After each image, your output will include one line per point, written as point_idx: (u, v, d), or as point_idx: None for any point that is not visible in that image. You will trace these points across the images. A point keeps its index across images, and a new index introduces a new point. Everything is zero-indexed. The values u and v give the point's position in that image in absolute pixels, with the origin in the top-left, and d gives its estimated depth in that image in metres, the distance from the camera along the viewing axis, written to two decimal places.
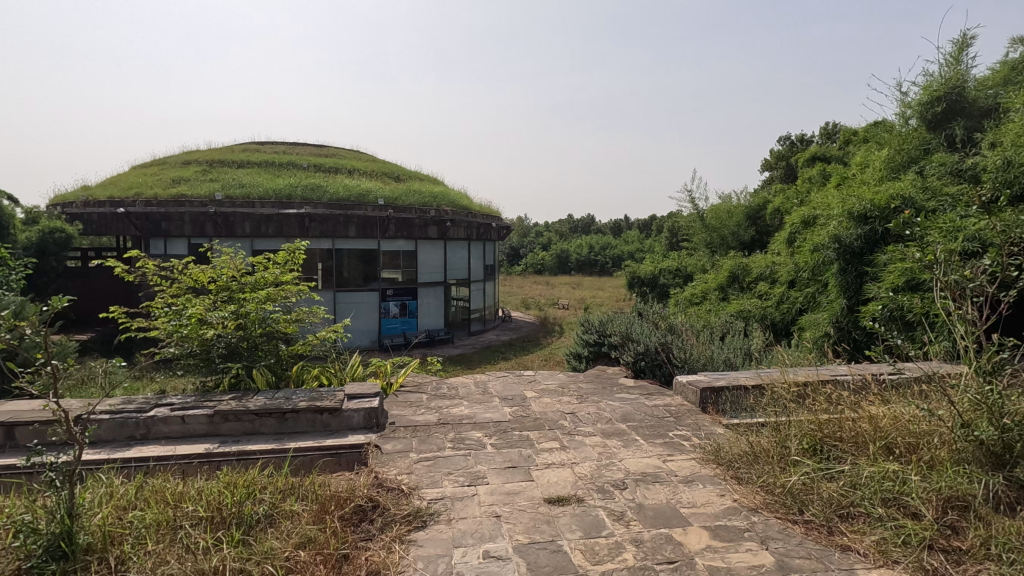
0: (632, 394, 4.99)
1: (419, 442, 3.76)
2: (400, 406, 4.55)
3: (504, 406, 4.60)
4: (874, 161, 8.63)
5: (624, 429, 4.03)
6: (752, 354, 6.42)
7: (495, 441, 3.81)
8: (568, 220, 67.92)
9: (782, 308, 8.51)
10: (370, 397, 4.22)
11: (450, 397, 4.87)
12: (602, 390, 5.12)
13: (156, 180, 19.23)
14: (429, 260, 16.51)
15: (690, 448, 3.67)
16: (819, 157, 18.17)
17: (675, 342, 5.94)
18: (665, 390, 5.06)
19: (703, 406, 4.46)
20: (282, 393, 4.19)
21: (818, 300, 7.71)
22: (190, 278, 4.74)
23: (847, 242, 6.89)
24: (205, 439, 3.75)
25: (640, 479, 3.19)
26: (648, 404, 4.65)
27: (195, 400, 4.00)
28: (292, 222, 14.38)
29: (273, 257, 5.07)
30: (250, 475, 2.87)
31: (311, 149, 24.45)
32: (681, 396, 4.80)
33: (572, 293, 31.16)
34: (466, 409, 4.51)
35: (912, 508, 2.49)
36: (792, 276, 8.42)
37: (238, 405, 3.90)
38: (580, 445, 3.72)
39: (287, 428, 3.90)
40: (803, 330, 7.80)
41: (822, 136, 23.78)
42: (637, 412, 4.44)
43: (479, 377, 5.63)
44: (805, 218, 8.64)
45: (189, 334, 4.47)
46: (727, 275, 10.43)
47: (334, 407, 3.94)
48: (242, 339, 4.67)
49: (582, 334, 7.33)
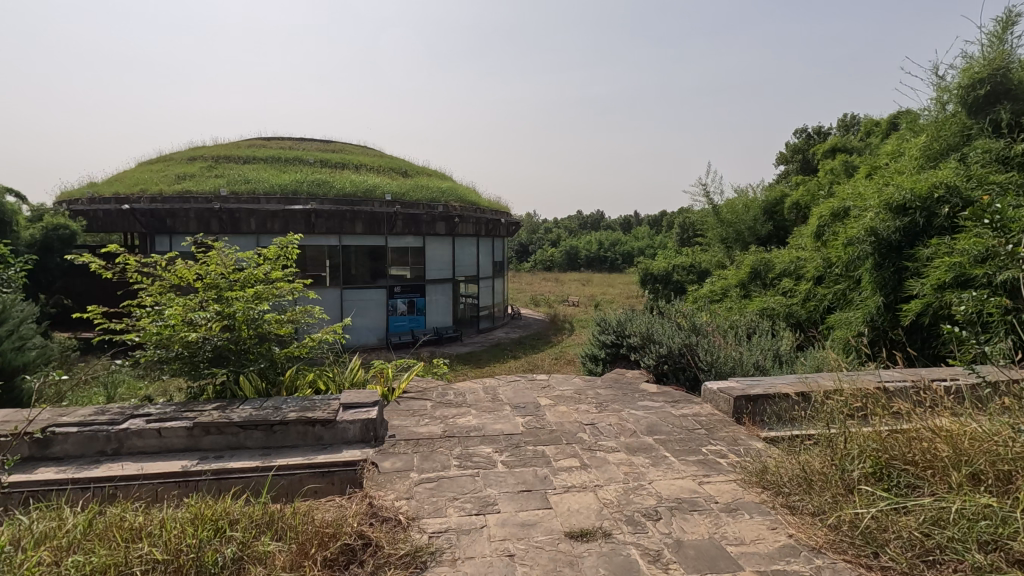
0: (656, 402, 4.54)
1: (421, 459, 3.35)
2: (402, 416, 4.14)
3: (516, 415, 4.18)
4: (908, 151, 8.10)
5: (652, 444, 3.59)
6: (784, 357, 5.94)
7: (506, 457, 3.39)
8: (577, 216, 67.31)
9: (809, 305, 8.03)
10: (368, 406, 3.80)
11: (457, 404, 4.46)
12: (623, 397, 4.68)
13: (162, 176, 18.98)
14: (437, 256, 16.12)
15: (730, 467, 3.22)
16: (838, 149, 17.58)
17: (702, 344, 5.48)
18: (693, 397, 4.62)
19: (738, 418, 4.01)
20: (271, 402, 3.79)
21: (850, 297, 7.21)
22: (174, 275, 4.36)
23: (884, 235, 6.41)
24: (184, 455, 3.36)
25: (675, 507, 2.75)
26: (675, 414, 4.21)
27: (174, 410, 3.62)
28: (298, 219, 13.97)
29: (264, 252, 4.67)
30: (223, 504, 2.48)
31: (318, 144, 24.14)
32: (712, 405, 4.36)
33: (582, 289, 30.66)
34: (474, 419, 4.10)
35: (1017, 555, 1.99)
36: (822, 272, 7.93)
37: (221, 416, 3.50)
38: (603, 463, 3.29)
39: (275, 442, 3.51)
40: (833, 329, 7.32)
41: (841, 128, 23.14)
42: (665, 423, 4.00)
43: (488, 381, 5.22)
44: (835, 210, 8.10)
45: (171, 336, 4.08)
46: (748, 272, 9.91)
47: (327, 418, 3.54)
48: (230, 341, 4.29)
49: (598, 334, 6.88)
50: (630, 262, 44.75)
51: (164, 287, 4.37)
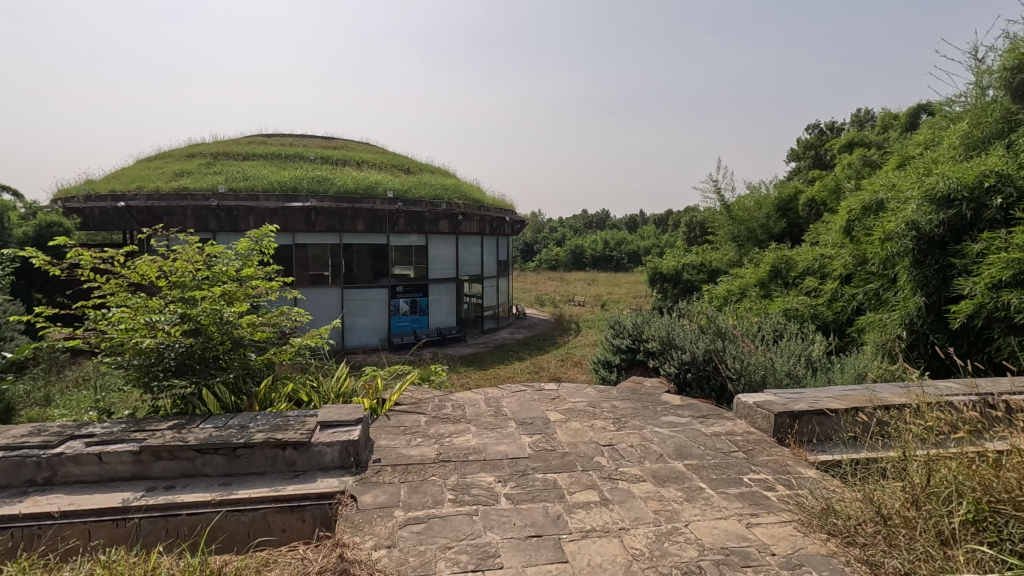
0: (681, 417, 3.98)
1: (408, 491, 2.80)
2: (391, 435, 3.60)
3: (522, 433, 3.63)
4: (944, 140, 7.45)
5: (684, 473, 3.03)
6: (818, 361, 5.38)
7: (511, 489, 2.83)
8: (583, 215, 66.75)
9: (836, 306, 7.47)
10: (350, 425, 3.26)
11: (455, 420, 3.91)
12: (644, 411, 4.12)
13: (159, 173, 18.53)
14: (441, 255, 15.61)
15: (782, 504, 2.66)
16: (855, 143, 16.81)
17: (729, 349, 4.91)
18: (724, 411, 4.05)
19: (779, 437, 3.46)
20: (236, 421, 3.26)
21: (884, 297, 6.64)
22: (133, 273, 3.85)
23: (926, 230, 5.82)
24: (129, 486, 2.84)
25: (723, 561, 2.19)
26: (706, 433, 3.65)
27: (122, 430, 3.09)
28: (298, 217, 13.33)
29: (236, 248, 4.14)
30: (147, 567, 1.95)
31: (320, 141, 23.66)
32: (747, 421, 3.80)
33: (588, 289, 30.02)
34: (474, 438, 3.55)
35: None
36: (851, 270, 7.35)
37: (175, 438, 2.96)
38: (627, 498, 2.74)
39: (238, 469, 2.98)
40: (865, 331, 6.74)
41: (854, 123, 22.45)
42: (696, 444, 3.44)
43: (491, 392, 4.68)
44: (866, 203, 7.30)
45: (129, 342, 3.56)
46: (768, 271, 9.32)
47: (300, 441, 3.01)
48: (194, 348, 3.75)
49: (612, 338, 6.32)
50: (636, 262, 44.12)
51: (123, 287, 3.85)
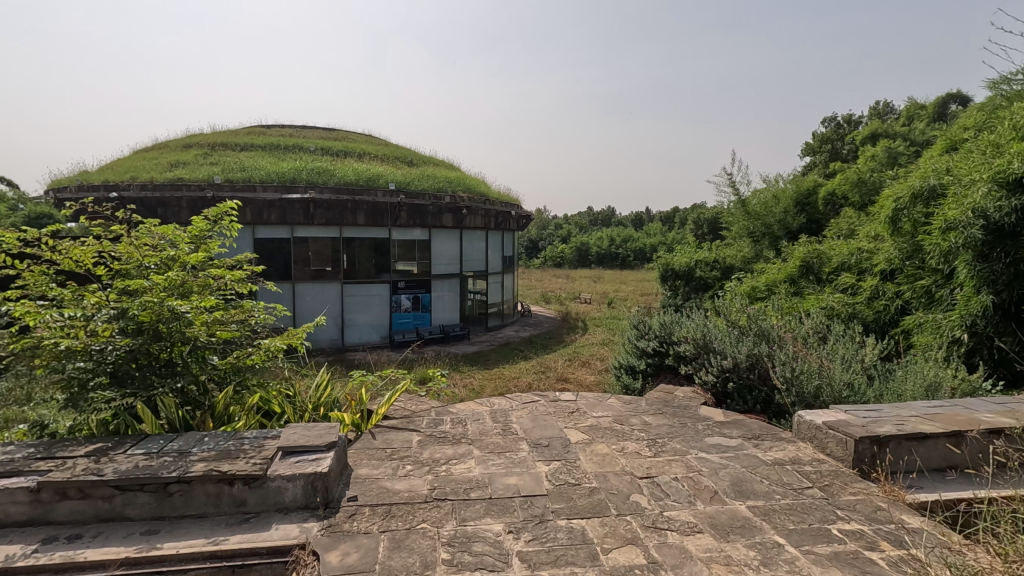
0: (731, 438, 3.26)
1: (389, 547, 2.10)
2: (376, 462, 2.90)
3: (537, 460, 2.92)
4: (1001, 121, 6.66)
5: (751, 520, 2.32)
6: (874, 367, 4.68)
7: (526, 544, 2.13)
8: (587, 214, 65.74)
9: (877, 305, 6.73)
10: (320, 451, 2.57)
11: (453, 440, 3.21)
12: (683, 429, 3.41)
13: (155, 164, 17.86)
14: (445, 250, 14.87)
15: (898, 572, 1.95)
16: (878, 135, 15.99)
17: (778, 354, 4.20)
18: (781, 432, 3.33)
19: (862, 469, 2.75)
20: (177, 446, 2.56)
21: (938, 295, 5.91)
22: (65, 258, 3.16)
23: (996, 218, 5.05)
24: (22, 535, 2.16)
25: None
26: (766, 460, 2.93)
27: (25, 458, 2.40)
28: (297, 209, 12.64)
29: (190, 229, 3.44)
30: None
31: (320, 132, 22.98)
32: (814, 445, 3.09)
33: (593, 287, 29.22)
34: (476, 467, 2.84)
35: None
36: (896, 266, 6.58)
37: (87, 471, 2.27)
38: (684, 561, 2.02)
39: (170, 511, 2.29)
40: (915, 333, 6.00)
41: (873, 115, 21.56)
42: (756, 477, 2.72)
43: (498, 403, 3.98)
44: (916, 189, 6.42)
45: (53, 344, 2.87)
46: (799, 266, 8.57)
47: (253, 475, 2.31)
48: (137, 351, 3.05)
49: (636, 340, 5.60)
50: (643, 260, 43.29)
51: (50, 275, 3.16)
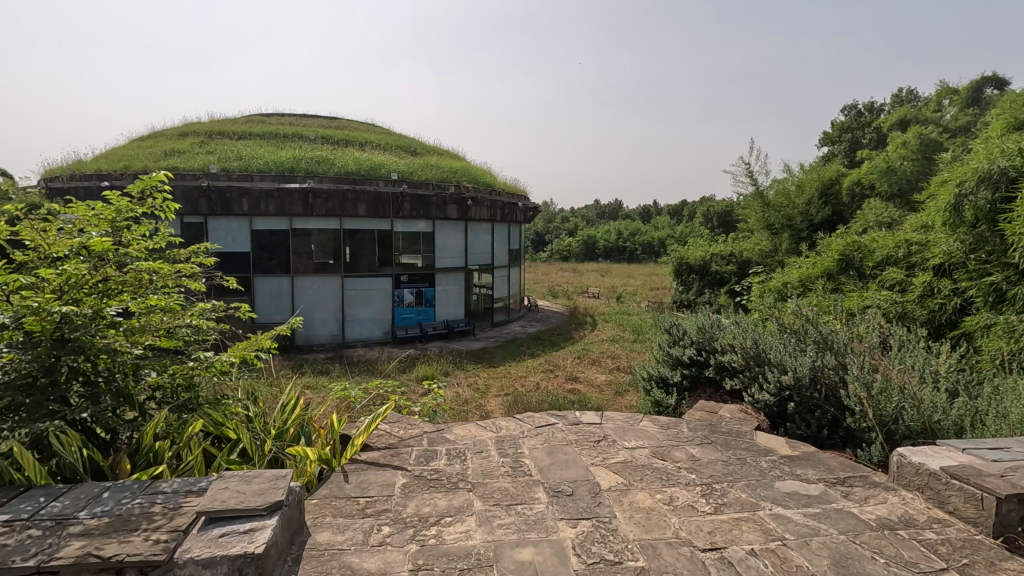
0: (809, 483, 2.51)
1: None
2: (342, 521, 2.15)
3: (559, 518, 2.18)
4: None
5: None
6: (954, 381, 3.88)
7: None
8: (594, 207, 64.82)
9: (931, 303, 5.89)
10: (258, 519, 1.83)
11: (448, 485, 2.47)
12: (744, 469, 2.66)
13: (148, 152, 17.12)
14: (449, 243, 14.10)
15: None
16: (907, 122, 15.05)
17: (850, 368, 3.43)
18: (873, 476, 2.57)
19: (1009, 538, 2.00)
20: (56, 512, 1.81)
21: (1012, 293, 5.08)
22: None
23: None
24: None
25: None
26: (868, 521, 2.16)
27: None
28: (295, 200, 11.89)
29: (108, 211, 2.69)
30: None
31: (321, 120, 22.23)
32: (925, 496, 2.33)
33: (601, 281, 28.30)
34: (477, 529, 2.10)
35: None
36: (956, 260, 5.76)
37: None
38: None
39: None
40: (984, 337, 5.16)
41: (895, 103, 20.60)
42: (865, 551, 1.96)
43: (506, 428, 3.24)
44: (982, 172, 5.58)
45: None
46: (837, 260, 7.76)
47: (151, 562, 1.58)
48: (30, 371, 2.31)
49: (668, 347, 4.82)
50: (651, 254, 42.36)
51: None
